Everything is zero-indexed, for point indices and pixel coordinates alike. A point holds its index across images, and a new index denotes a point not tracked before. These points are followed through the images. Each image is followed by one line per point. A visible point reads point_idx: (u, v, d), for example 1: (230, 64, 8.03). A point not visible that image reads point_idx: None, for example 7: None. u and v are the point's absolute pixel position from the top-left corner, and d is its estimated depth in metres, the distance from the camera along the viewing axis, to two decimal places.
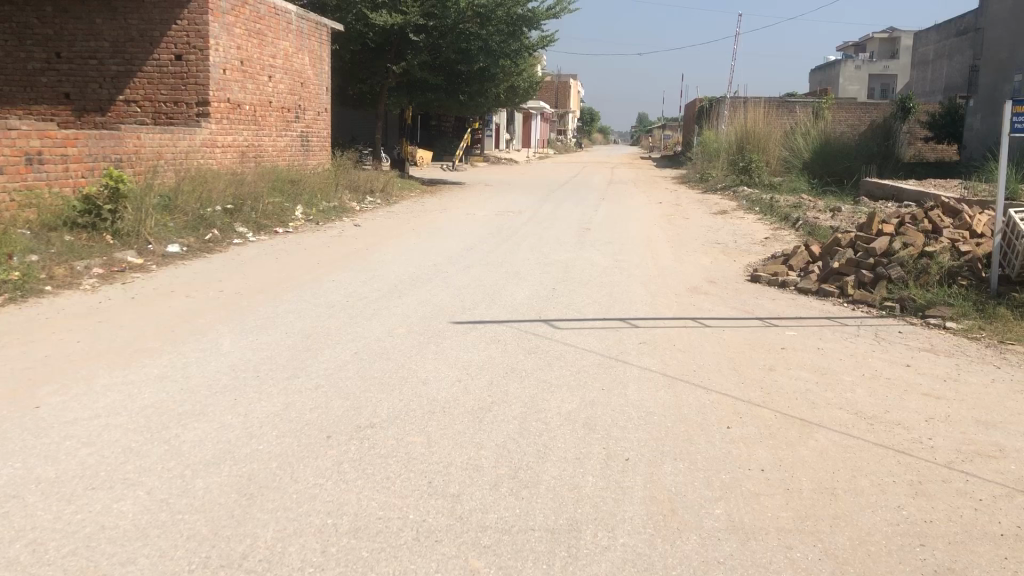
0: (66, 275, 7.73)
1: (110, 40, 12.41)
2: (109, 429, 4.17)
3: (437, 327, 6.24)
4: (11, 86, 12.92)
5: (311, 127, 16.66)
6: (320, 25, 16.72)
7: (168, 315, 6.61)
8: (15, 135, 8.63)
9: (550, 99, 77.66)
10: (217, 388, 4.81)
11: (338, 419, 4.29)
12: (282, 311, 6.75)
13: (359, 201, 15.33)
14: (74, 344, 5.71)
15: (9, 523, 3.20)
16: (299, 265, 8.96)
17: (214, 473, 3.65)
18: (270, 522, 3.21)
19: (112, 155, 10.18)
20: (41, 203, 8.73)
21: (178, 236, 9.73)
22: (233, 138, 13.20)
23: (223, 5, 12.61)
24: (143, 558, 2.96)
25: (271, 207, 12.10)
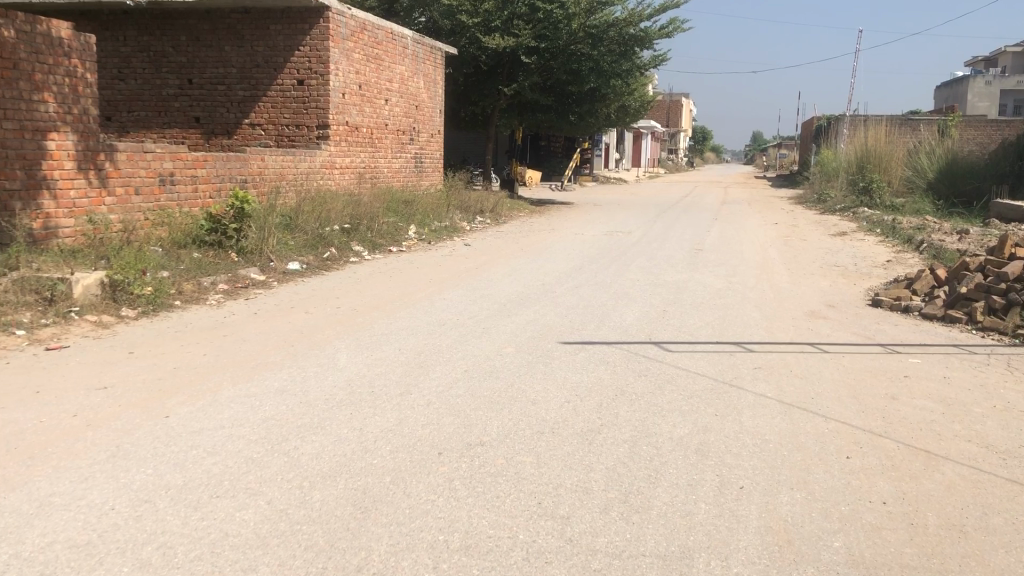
0: (194, 290, 8.12)
1: (237, 65, 12.95)
2: (233, 439, 4.35)
3: (546, 347, 6.26)
4: (146, 111, 13.42)
5: (425, 148, 17.05)
6: (436, 49, 17.11)
7: (290, 329, 6.87)
8: (150, 157, 9.24)
9: (662, 118, 77.18)
10: (333, 402, 4.95)
11: (450, 436, 4.36)
12: (396, 328, 6.92)
13: (469, 220, 15.53)
14: (202, 357, 6.00)
15: (141, 527, 3.37)
16: (412, 283, 9.17)
17: (330, 485, 3.75)
18: (384, 536, 3.27)
19: (238, 176, 10.69)
20: (172, 221, 9.22)
21: (299, 254, 10.10)
22: (350, 160, 13.70)
23: (343, 30, 13.10)
24: (263, 566, 3.06)
25: (386, 226, 12.40)
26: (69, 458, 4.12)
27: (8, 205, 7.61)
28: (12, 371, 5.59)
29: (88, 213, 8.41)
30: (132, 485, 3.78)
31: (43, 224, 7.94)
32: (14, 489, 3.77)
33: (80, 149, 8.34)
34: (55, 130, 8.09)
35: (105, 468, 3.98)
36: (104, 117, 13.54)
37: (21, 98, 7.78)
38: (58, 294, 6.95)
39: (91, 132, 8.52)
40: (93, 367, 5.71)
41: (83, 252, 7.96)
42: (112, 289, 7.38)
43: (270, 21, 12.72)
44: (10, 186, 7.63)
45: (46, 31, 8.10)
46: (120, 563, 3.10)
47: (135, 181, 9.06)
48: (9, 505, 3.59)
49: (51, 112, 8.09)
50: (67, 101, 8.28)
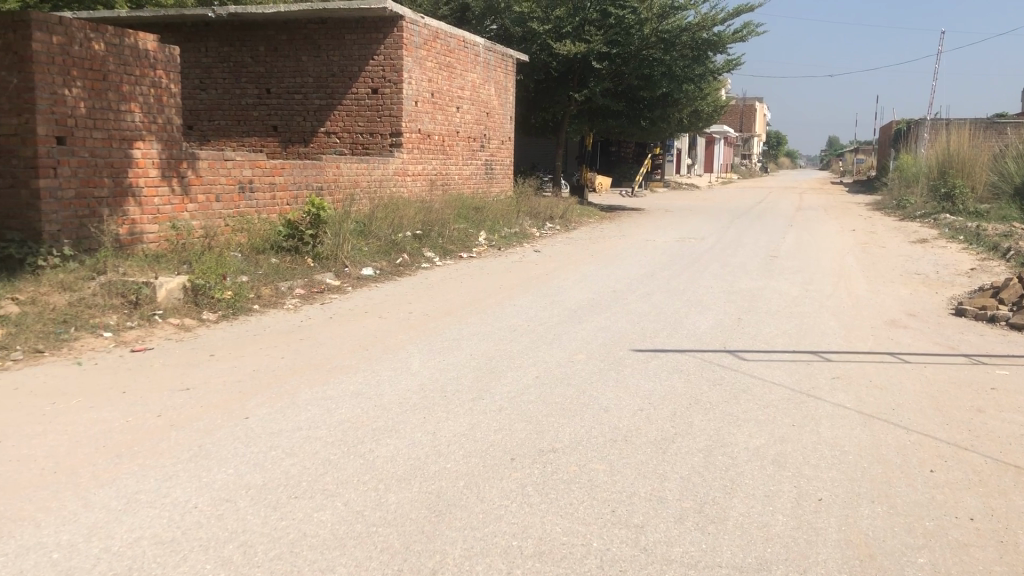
0: (272, 294, 8.32)
1: (314, 75, 13.20)
2: (310, 441, 4.44)
3: (618, 354, 6.24)
4: (226, 120, 13.81)
5: (496, 155, 17.16)
6: (507, 56, 17.21)
7: (364, 334, 6.97)
8: (230, 165, 9.49)
9: (735, 124, 76.14)
10: (407, 406, 5.02)
11: (522, 442, 4.37)
12: (468, 334, 6.97)
13: (539, 226, 15.56)
14: (280, 359, 6.15)
15: (223, 526, 3.47)
16: (485, 289, 9.23)
17: (405, 488, 3.80)
18: (459, 540, 3.30)
19: (314, 183, 10.91)
20: (251, 227, 9.47)
21: (372, 260, 10.26)
22: (422, 167, 13.88)
23: (416, 39, 13.29)
24: (341, 567, 3.11)
25: (457, 232, 12.51)
26: (155, 457, 4.26)
27: (97, 212, 7.92)
28: (102, 371, 5.82)
29: (171, 219, 8.70)
30: (214, 485, 3.88)
31: (129, 230, 8.24)
32: (104, 485, 3.92)
33: (164, 158, 8.62)
34: (141, 139, 8.39)
35: (189, 467, 4.10)
36: (187, 125, 14.01)
37: (110, 109, 8.08)
38: (143, 297, 7.19)
39: (175, 141, 8.81)
40: (177, 369, 5.90)
41: (166, 257, 8.23)
42: (194, 293, 7.61)
43: (346, 31, 12.96)
44: (99, 194, 7.94)
45: (134, 44, 8.38)
46: (203, 560, 3.19)
47: (216, 189, 9.33)
48: (98, 501, 3.74)
49: (137, 122, 8.39)
50: (153, 112, 8.57)
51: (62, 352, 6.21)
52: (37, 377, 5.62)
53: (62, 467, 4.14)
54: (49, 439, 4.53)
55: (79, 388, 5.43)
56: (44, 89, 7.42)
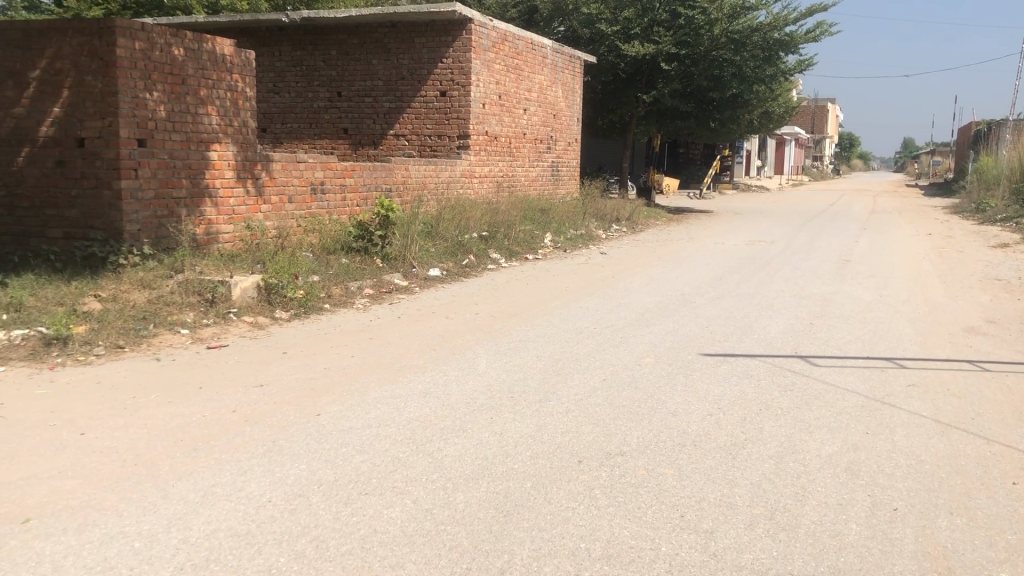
0: (342, 294, 8.46)
1: (384, 78, 13.35)
2: (380, 439, 4.51)
3: (686, 358, 6.18)
4: (298, 123, 14.05)
5: (563, 156, 17.16)
6: (575, 58, 17.21)
7: (433, 334, 7.06)
8: (303, 167, 9.69)
9: (806, 125, 74.76)
10: (474, 406, 5.05)
11: (589, 445, 4.37)
12: (535, 335, 7.00)
13: (605, 228, 15.51)
14: (350, 358, 6.26)
15: (296, 520, 3.55)
16: (552, 290, 9.24)
17: (473, 488, 3.83)
18: (527, 540, 3.32)
19: (383, 185, 11.07)
20: (322, 228, 9.66)
21: (438, 261, 10.35)
22: (489, 168, 13.99)
23: (485, 42, 13.39)
24: (410, 564, 3.16)
25: (522, 234, 12.56)
26: (230, 452, 4.37)
27: (175, 212, 8.17)
28: (180, 367, 5.99)
29: (245, 220, 8.93)
30: (288, 480, 3.97)
31: (206, 229, 8.49)
32: (182, 478, 4.03)
33: (239, 159, 8.85)
34: (217, 142, 8.62)
35: (263, 462, 4.20)
36: (260, 128, 14.28)
37: (188, 112, 8.31)
38: (218, 296, 7.38)
39: (250, 143, 9.02)
40: (251, 366, 6.04)
41: (240, 256, 8.44)
42: (267, 292, 7.78)
43: (416, 34, 13.10)
44: (177, 194, 8.19)
45: (213, 49, 8.57)
46: (277, 553, 3.27)
47: (289, 190, 9.55)
48: (177, 493, 3.86)
49: (214, 125, 8.61)
50: (229, 115, 8.78)
51: (141, 348, 6.41)
52: (118, 372, 5.81)
53: (142, 460, 4.27)
54: (130, 432, 4.68)
55: (158, 383, 5.60)
56: (126, 93, 7.66)
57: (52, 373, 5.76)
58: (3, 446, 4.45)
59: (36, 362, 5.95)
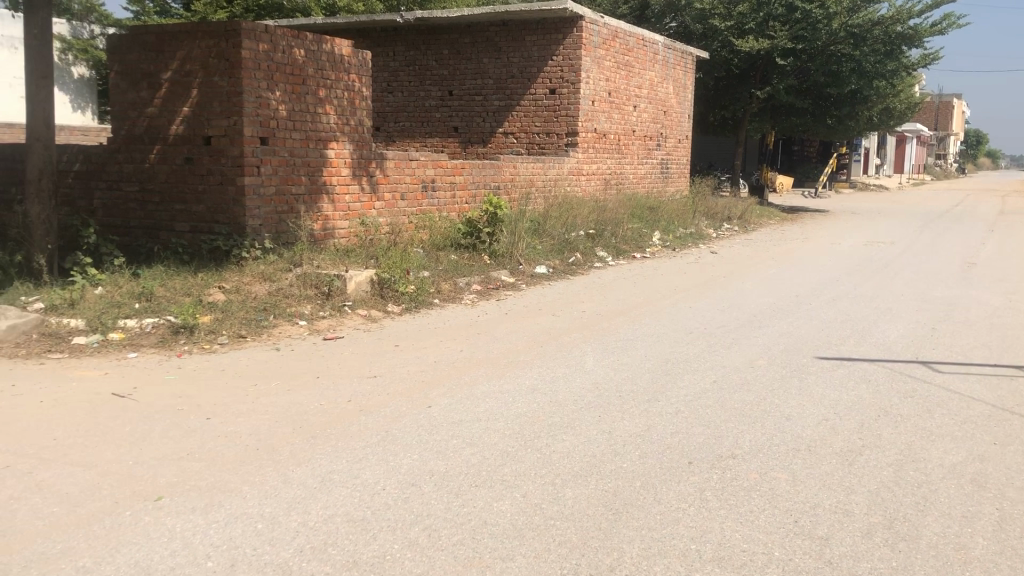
0: (451, 290, 8.59)
1: (494, 77, 13.47)
2: (489, 433, 4.58)
3: (800, 361, 6.04)
4: (410, 122, 14.30)
5: (672, 153, 16.97)
6: (686, 53, 16.97)
7: (540, 330, 7.10)
8: (415, 165, 9.89)
9: (930, 121, 71.56)
10: (582, 404, 5.07)
11: (700, 446, 4.33)
12: (642, 335, 6.95)
13: (716, 227, 15.27)
14: (459, 352, 6.37)
15: (409, 508, 3.65)
16: (660, 290, 9.16)
17: (582, 485, 3.85)
18: (636, 539, 3.33)
19: (492, 182, 11.20)
20: (433, 225, 9.85)
21: (545, 258, 10.39)
22: (597, 166, 13.97)
23: (595, 39, 13.37)
24: (520, 557, 3.20)
25: (630, 232, 12.48)
26: (346, 440, 4.52)
27: (294, 208, 8.47)
28: (297, 357, 6.22)
29: (360, 216, 9.19)
30: (401, 469, 4.08)
31: (322, 225, 8.78)
32: (301, 464, 4.19)
33: (355, 157, 9.11)
34: (334, 140, 8.88)
35: (378, 452, 4.32)
36: (374, 127, 14.60)
37: (308, 111, 8.58)
38: (334, 289, 7.62)
39: (365, 141, 9.27)
40: (364, 357, 6.22)
41: (354, 251, 8.68)
42: (380, 286, 7.99)
43: (526, 32, 13.18)
44: (296, 191, 8.49)
45: (331, 50, 8.81)
46: (391, 540, 3.37)
47: (402, 187, 9.76)
48: (296, 478, 4.01)
49: (332, 124, 8.87)
50: (346, 114, 9.03)
51: (261, 338, 6.69)
52: (241, 361, 6.08)
53: (264, 445, 4.46)
54: (253, 419, 4.88)
55: (276, 372, 5.83)
56: (250, 93, 7.96)
57: (180, 360, 6.07)
58: (138, 428, 4.72)
59: (165, 349, 6.28)
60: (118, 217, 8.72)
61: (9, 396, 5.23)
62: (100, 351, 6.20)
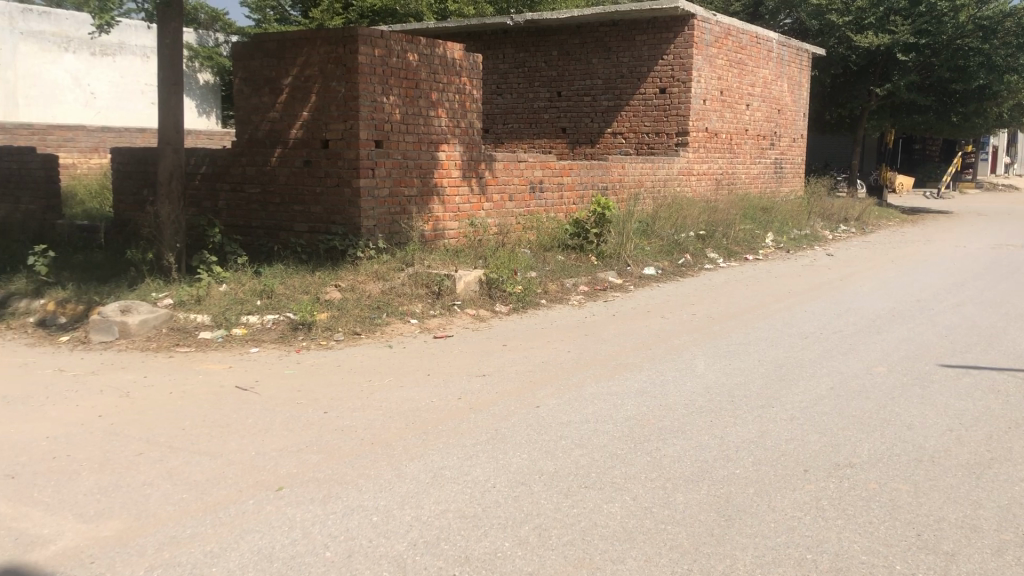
0: (558, 290, 8.63)
1: (604, 77, 13.42)
2: (599, 434, 4.58)
3: (923, 369, 5.81)
4: (519, 123, 14.41)
5: (786, 154, 16.56)
6: (802, 50, 16.53)
7: (648, 333, 7.05)
8: (524, 166, 9.97)
9: None
10: (693, 408, 5.02)
11: (816, 454, 4.22)
12: (754, 338, 6.82)
13: (832, 228, 14.82)
14: (567, 353, 6.39)
15: (520, 507, 3.69)
16: (772, 293, 8.95)
17: (693, 490, 3.81)
18: (749, 547, 3.28)
19: (600, 183, 11.20)
20: (540, 226, 9.95)
21: (654, 259, 10.30)
22: (708, 166, 13.77)
23: (708, 37, 13.17)
24: (631, 559, 3.20)
25: (743, 233, 12.24)
26: (457, 437, 4.61)
27: (407, 209, 8.67)
28: (409, 354, 6.38)
29: (469, 217, 9.33)
30: (511, 468, 4.13)
31: (433, 226, 8.96)
32: (414, 460, 4.29)
33: (465, 159, 9.25)
34: (445, 142, 9.03)
35: (488, 449, 4.39)
36: (484, 129, 14.77)
37: (421, 114, 8.75)
38: (444, 289, 7.76)
39: (475, 143, 9.39)
40: (474, 356, 6.32)
41: (464, 251, 8.81)
42: (488, 286, 8.09)
43: (637, 32, 13.11)
44: (409, 193, 8.68)
45: (444, 54, 8.96)
46: (502, 537, 3.42)
47: (510, 188, 9.85)
48: (410, 473, 4.12)
49: (444, 126, 9.03)
50: (457, 116, 9.17)
51: (375, 335, 6.87)
52: (355, 357, 6.26)
53: (378, 440, 4.59)
54: (368, 415, 5.02)
55: (390, 369, 5.98)
56: (366, 97, 8.18)
57: (299, 355, 6.30)
58: (260, 421, 4.92)
59: (284, 345, 6.54)
60: (240, 218, 9.11)
61: (141, 386, 5.55)
62: (224, 345, 6.50)
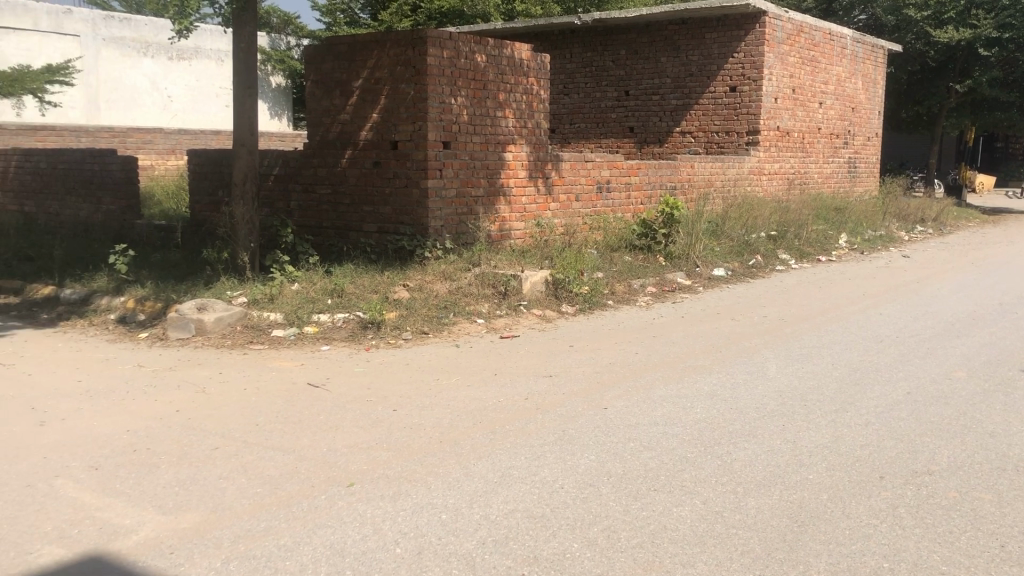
0: (625, 291, 8.59)
1: (672, 76, 13.30)
2: (667, 437, 4.55)
3: (1005, 374, 5.62)
4: (586, 123, 14.36)
5: (860, 153, 16.19)
6: (877, 47, 16.14)
7: (717, 335, 6.96)
8: (591, 166, 9.95)
9: None
10: (764, 412, 4.94)
11: (893, 461, 4.11)
12: (827, 341, 6.68)
13: (908, 229, 14.43)
14: (635, 354, 6.36)
15: (588, 508, 3.68)
16: (846, 295, 8.76)
17: (765, 495, 3.75)
18: (824, 553, 3.21)
19: (668, 183, 11.12)
20: (607, 226, 9.89)
21: (724, 260, 10.17)
22: (779, 166, 13.54)
23: (779, 34, 12.95)
24: (701, 564, 3.17)
25: (815, 234, 11.99)
26: (525, 436, 4.63)
27: (474, 210, 8.73)
28: (476, 353, 6.42)
29: (536, 217, 9.34)
30: (579, 468, 4.13)
31: (499, 227, 9.00)
32: (482, 458, 4.32)
33: (532, 159, 9.26)
34: (512, 143, 9.06)
35: (556, 450, 4.40)
36: (551, 129, 14.77)
37: (488, 115, 8.79)
38: (510, 289, 7.77)
39: (542, 143, 9.40)
40: (541, 356, 6.34)
41: (530, 252, 8.82)
42: (555, 287, 8.08)
43: (707, 30, 12.96)
44: (476, 193, 8.73)
45: (512, 54, 8.97)
46: (570, 539, 3.41)
47: (577, 188, 9.84)
48: (478, 472, 4.14)
49: (511, 127, 9.05)
50: (524, 116, 9.19)
51: (442, 334, 6.93)
52: (424, 356, 6.33)
53: (446, 438, 4.63)
54: (437, 412, 5.07)
55: (458, 368, 6.03)
56: (435, 98, 8.25)
57: (368, 353, 6.39)
58: (331, 417, 5.01)
59: (354, 343, 6.64)
60: (311, 218, 9.27)
61: (216, 382, 5.69)
62: (297, 343, 6.63)
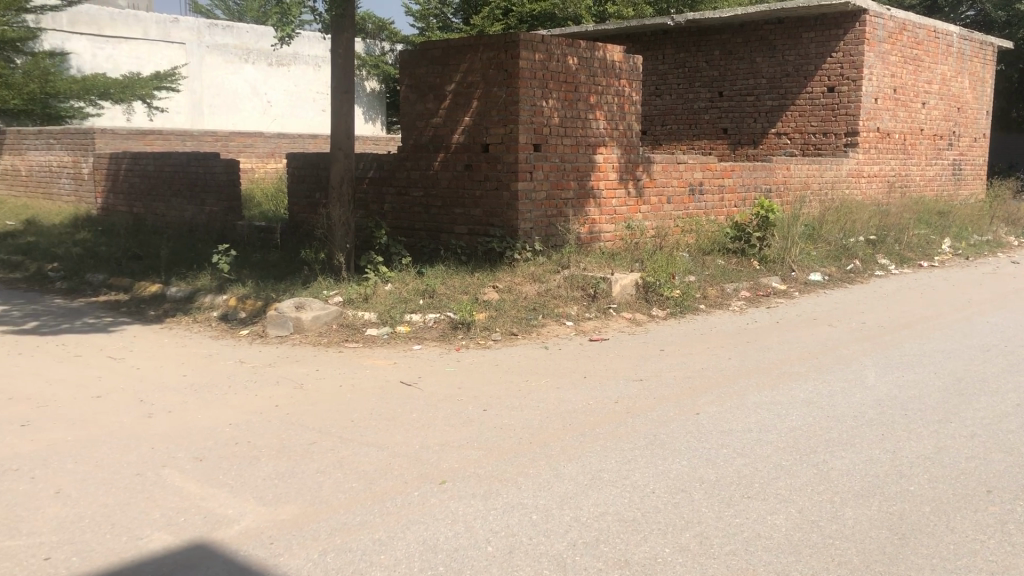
0: (718, 295, 8.47)
1: (768, 76, 13.06)
2: (761, 444, 4.47)
3: None
4: (678, 124, 14.22)
5: (966, 154, 15.57)
6: (986, 44, 15.49)
7: (813, 341, 6.81)
8: (683, 168, 9.86)
9: None
10: (863, 420, 4.81)
11: (1001, 475, 3.95)
12: (930, 350, 6.45)
13: (1017, 234, 13.81)
14: (728, 359, 6.27)
15: (679, 513, 3.66)
16: (951, 302, 8.44)
17: (864, 505, 3.66)
18: (926, 567, 3.12)
19: (763, 184, 10.93)
20: (700, 229, 9.77)
21: (821, 265, 9.93)
22: (879, 168, 13.14)
23: (881, 33, 12.55)
24: (796, 573, 3.12)
25: (917, 239, 11.58)
26: (616, 439, 4.62)
27: (564, 212, 8.75)
28: (567, 355, 6.44)
29: (626, 219, 9.30)
30: (670, 473, 4.10)
31: (589, 228, 8.99)
32: (572, 461, 4.33)
33: (623, 161, 9.23)
34: (603, 145, 9.03)
35: (647, 454, 4.37)
36: (642, 130, 14.67)
37: (580, 117, 8.79)
38: (600, 291, 7.76)
39: (634, 145, 9.35)
40: (632, 359, 6.31)
41: (620, 254, 8.79)
42: (645, 290, 8.03)
43: (804, 29, 12.65)
44: (566, 195, 8.75)
45: (604, 56, 8.94)
46: (662, 543, 3.40)
47: (668, 191, 9.76)
48: (568, 474, 4.15)
49: (602, 129, 9.02)
50: (616, 118, 9.15)
51: (532, 335, 6.97)
52: (515, 356, 6.39)
53: (537, 439, 4.66)
54: (528, 413, 5.11)
55: (549, 370, 6.05)
56: (526, 101, 8.29)
57: (459, 353, 6.48)
58: (423, 415, 5.10)
59: (445, 343, 6.73)
60: (404, 220, 9.44)
61: (313, 379, 5.86)
62: (390, 342, 6.76)
